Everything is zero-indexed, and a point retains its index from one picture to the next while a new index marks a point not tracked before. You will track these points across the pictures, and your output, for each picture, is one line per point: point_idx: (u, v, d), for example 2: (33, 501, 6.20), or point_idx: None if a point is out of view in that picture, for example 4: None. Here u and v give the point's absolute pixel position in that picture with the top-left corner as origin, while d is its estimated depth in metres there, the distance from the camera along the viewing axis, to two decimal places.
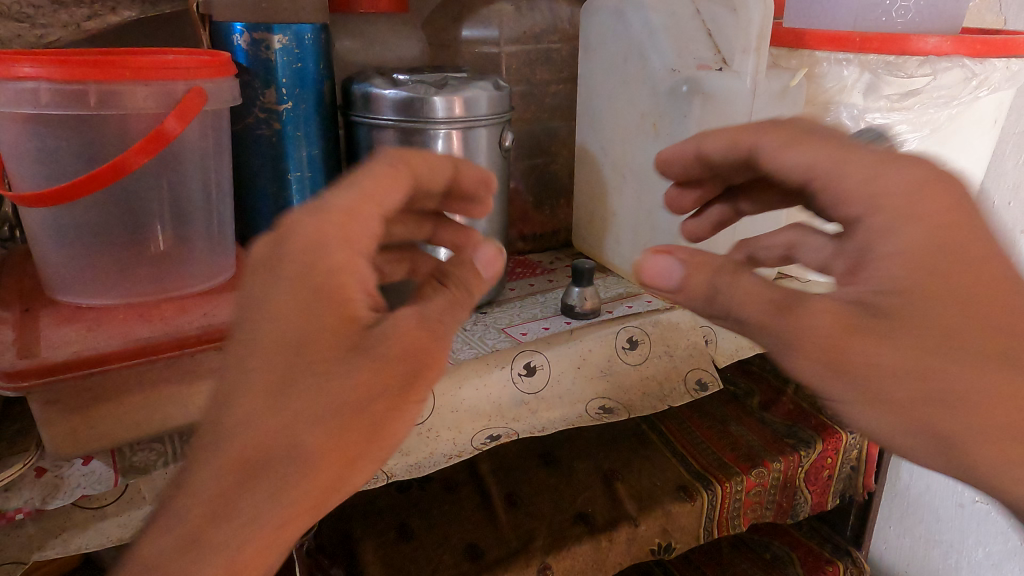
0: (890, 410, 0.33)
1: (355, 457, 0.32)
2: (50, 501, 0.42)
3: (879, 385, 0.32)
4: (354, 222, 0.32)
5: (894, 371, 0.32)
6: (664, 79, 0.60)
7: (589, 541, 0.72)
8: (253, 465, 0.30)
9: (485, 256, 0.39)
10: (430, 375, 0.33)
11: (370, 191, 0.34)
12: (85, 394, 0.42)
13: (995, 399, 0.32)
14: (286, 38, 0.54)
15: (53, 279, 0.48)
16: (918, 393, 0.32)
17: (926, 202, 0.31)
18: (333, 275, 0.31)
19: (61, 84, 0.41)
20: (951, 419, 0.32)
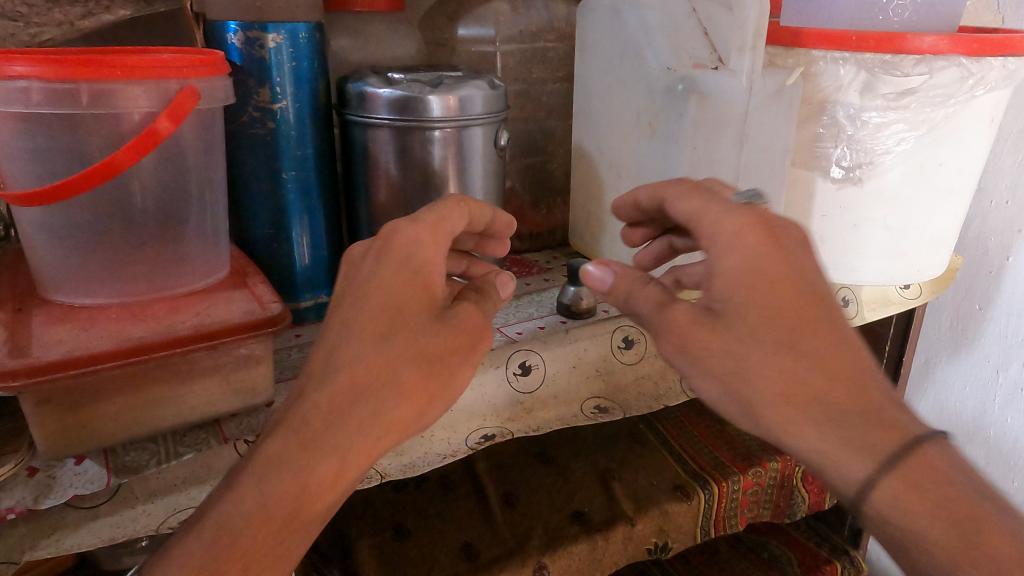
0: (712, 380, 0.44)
1: (431, 399, 0.42)
2: (41, 501, 0.42)
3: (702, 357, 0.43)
4: (434, 236, 0.44)
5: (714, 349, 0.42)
6: (660, 77, 0.60)
7: (586, 541, 0.71)
8: (361, 389, 0.39)
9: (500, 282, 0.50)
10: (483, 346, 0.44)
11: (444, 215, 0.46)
12: (78, 393, 0.42)
13: (791, 381, 0.41)
14: (281, 37, 0.54)
15: (46, 279, 0.48)
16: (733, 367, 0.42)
17: (750, 239, 0.42)
18: (421, 266, 0.43)
19: (54, 83, 0.41)
20: (759, 392, 0.42)
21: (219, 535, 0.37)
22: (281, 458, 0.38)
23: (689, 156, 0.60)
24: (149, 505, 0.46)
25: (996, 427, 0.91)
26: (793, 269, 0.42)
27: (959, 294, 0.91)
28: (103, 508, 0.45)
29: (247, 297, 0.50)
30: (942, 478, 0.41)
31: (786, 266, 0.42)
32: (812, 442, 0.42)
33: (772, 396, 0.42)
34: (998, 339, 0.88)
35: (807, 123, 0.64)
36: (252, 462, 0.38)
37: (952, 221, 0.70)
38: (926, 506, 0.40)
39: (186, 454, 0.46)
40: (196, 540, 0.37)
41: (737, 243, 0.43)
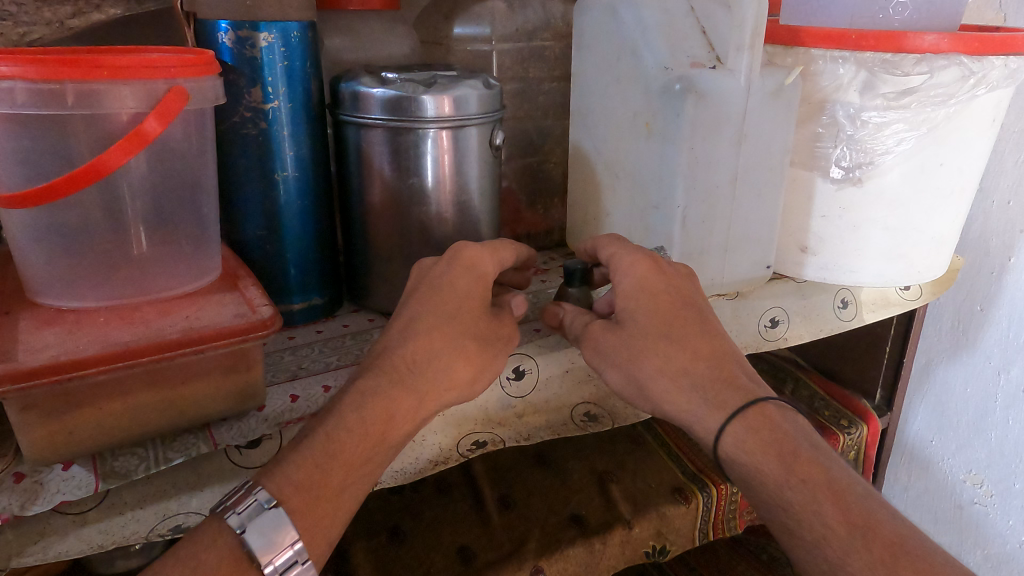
0: (620, 373, 0.51)
1: (481, 370, 0.49)
2: (27, 507, 0.42)
3: (608, 355, 0.51)
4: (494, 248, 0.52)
5: (623, 346, 0.50)
6: (657, 77, 0.59)
7: (582, 545, 0.71)
8: (427, 357, 0.47)
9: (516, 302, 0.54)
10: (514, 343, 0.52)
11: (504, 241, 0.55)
12: (63, 399, 0.41)
13: (677, 368, 0.49)
14: (272, 37, 0.53)
15: (34, 281, 0.47)
16: (634, 359, 0.50)
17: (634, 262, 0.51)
18: (481, 268, 0.50)
19: (39, 83, 0.41)
20: (660, 379, 0.50)
21: (324, 452, 0.44)
22: (373, 391, 0.46)
23: (686, 157, 0.58)
24: (138, 511, 0.46)
25: (998, 429, 0.90)
26: (668, 281, 0.52)
27: (960, 295, 0.90)
28: (91, 514, 0.45)
29: (238, 300, 0.49)
30: (781, 433, 0.49)
31: (671, 281, 0.52)
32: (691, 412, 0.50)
33: (656, 377, 0.49)
34: (999, 340, 0.87)
35: (806, 123, 0.64)
36: (346, 398, 0.46)
37: (953, 221, 0.69)
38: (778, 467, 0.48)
39: (175, 459, 0.46)
40: (304, 453, 0.43)
41: (631, 266, 0.51)
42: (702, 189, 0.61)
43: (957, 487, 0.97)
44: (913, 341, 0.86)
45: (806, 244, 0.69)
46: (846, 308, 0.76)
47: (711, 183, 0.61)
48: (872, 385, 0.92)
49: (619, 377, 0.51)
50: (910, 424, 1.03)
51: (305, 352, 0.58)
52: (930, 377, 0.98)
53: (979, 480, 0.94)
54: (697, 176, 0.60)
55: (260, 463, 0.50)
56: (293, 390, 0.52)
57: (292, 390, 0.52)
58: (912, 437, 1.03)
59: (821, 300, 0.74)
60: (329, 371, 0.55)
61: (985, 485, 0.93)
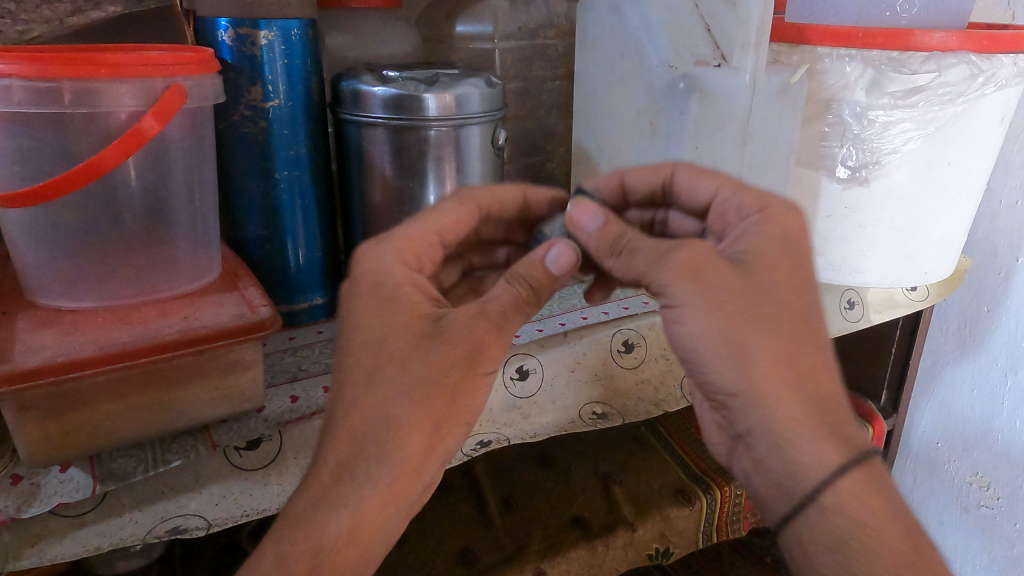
0: (715, 322, 0.39)
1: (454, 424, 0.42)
2: (25, 510, 0.41)
3: (723, 296, 0.38)
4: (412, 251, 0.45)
5: (745, 297, 0.38)
6: (661, 75, 0.60)
7: (585, 547, 0.70)
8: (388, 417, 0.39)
9: (559, 251, 0.43)
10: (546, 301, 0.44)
11: (424, 229, 0.47)
12: (60, 400, 0.41)
13: (795, 339, 0.39)
14: (272, 34, 0.53)
15: (32, 281, 0.47)
16: (750, 315, 0.38)
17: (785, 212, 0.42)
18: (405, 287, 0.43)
19: (35, 82, 0.40)
20: (772, 344, 0.39)
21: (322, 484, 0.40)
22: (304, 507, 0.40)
23: (691, 155, 0.60)
24: (135, 513, 0.45)
25: (1005, 431, 0.89)
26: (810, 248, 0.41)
27: (967, 295, 0.89)
28: (89, 517, 0.44)
29: (237, 300, 0.49)
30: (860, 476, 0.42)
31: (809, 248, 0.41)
32: (774, 391, 0.39)
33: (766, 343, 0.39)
34: (1007, 341, 0.86)
35: (812, 122, 0.62)
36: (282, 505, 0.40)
37: (960, 222, 0.68)
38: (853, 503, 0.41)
39: (173, 460, 0.45)
40: None
41: (781, 215, 0.42)
42: None
43: (963, 490, 0.96)
44: (919, 338, 0.86)
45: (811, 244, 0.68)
46: (853, 309, 0.74)
47: None
48: (878, 385, 0.91)
49: (710, 326, 0.39)
50: (916, 425, 1.02)
51: (306, 353, 0.58)
52: (937, 378, 0.97)
53: (986, 483, 0.93)
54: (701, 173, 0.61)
55: (259, 466, 0.49)
56: (293, 391, 0.52)
57: (292, 391, 0.52)
58: (918, 439, 1.02)
59: (826, 300, 0.73)
60: (329, 373, 0.55)
61: (992, 488, 0.92)
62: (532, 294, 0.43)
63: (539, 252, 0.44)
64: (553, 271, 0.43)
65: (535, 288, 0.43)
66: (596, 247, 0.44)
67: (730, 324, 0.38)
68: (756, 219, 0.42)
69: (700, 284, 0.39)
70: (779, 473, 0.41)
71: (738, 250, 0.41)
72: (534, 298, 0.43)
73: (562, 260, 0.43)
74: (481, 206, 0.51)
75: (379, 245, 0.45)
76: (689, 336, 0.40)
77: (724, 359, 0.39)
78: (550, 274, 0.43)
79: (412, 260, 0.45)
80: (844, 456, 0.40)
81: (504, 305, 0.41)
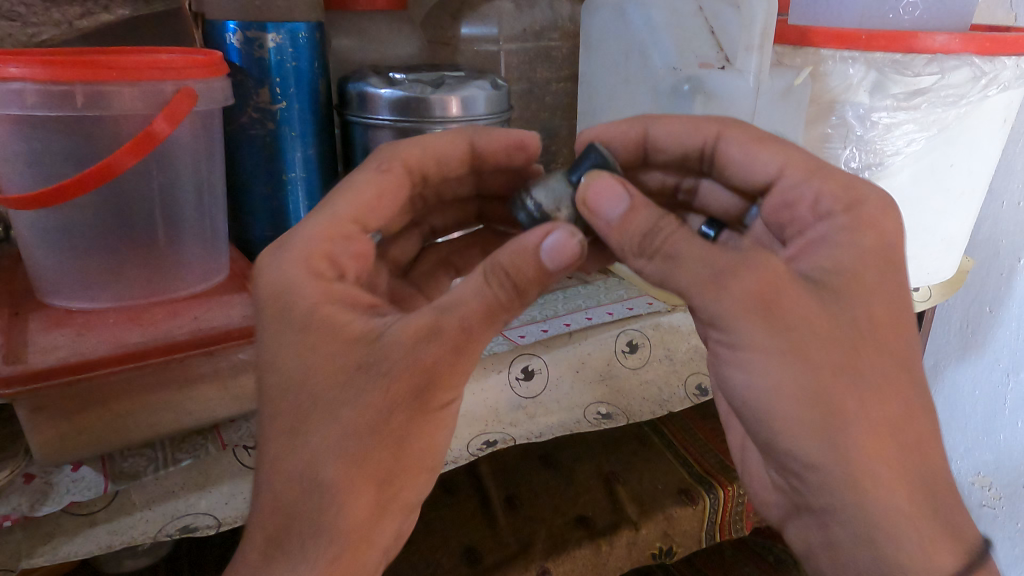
0: (791, 372, 0.35)
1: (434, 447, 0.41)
2: (38, 508, 0.42)
3: (799, 337, 0.35)
4: (323, 255, 0.41)
5: (824, 336, 0.35)
6: (665, 78, 0.60)
7: (590, 545, 0.71)
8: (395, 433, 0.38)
9: (558, 240, 0.37)
10: (534, 297, 0.38)
11: (336, 220, 0.43)
12: (73, 399, 0.41)
13: (882, 387, 0.36)
14: (280, 37, 0.53)
15: (43, 282, 0.47)
16: (831, 363, 0.35)
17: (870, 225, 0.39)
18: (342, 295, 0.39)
19: (48, 85, 0.41)
20: (855, 397, 0.35)
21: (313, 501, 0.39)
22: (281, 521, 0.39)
23: None
24: (147, 512, 0.46)
25: (1007, 432, 0.89)
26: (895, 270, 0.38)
27: (969, 296, 0.89)
28: (101, 515, 0.45)
29: (245, 301, 0.49)
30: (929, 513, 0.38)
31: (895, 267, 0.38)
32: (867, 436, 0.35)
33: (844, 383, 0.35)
34: (1008, 342, 0.86)
35: (815, 124, 0.63)
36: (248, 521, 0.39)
37: (963, 223, 0.68)
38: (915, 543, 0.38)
39: (185, 459, 0.46)
40: None
41: (872, 220, 0.39)
42: None
43: (965, 490, 0.96)
44: None
45: None
46: None
47: None
48: None
49: (783, 376, 0.36)
50: None
51: None
52: (939, 378, 0.97)
53: (988, 483, 0.93)
54: None
55: None
56: None
57: None
58: None
59: None
60: None
61: (994, 488, 0.92)
62: (513, 294, 0.37)
63: (535, 236, 0.37)
64: (549, 265, 0.37)
65: (522, 289, 0.37)
66: (618, 241, 0.40)
67: (805, 378, 0.35)
68: (842, 222, 0.39)
69: (775, 322, 0.35)
70: (854, 518, 0.37)
71: (814, 268, 0.38)
72: (517, 298, 0.37)
73: (563, 253, 0.37)
74: (410, 166, 0.48)
75: (279, 254, 0.41)
76: (758, 386, 0.37)
77: (809, 416, 0.36)
78: (545, 269, 0.37)
79: (324, 265, 0.41)
80: (913, 481, 0.37)
81: (472, 317, 0.36)
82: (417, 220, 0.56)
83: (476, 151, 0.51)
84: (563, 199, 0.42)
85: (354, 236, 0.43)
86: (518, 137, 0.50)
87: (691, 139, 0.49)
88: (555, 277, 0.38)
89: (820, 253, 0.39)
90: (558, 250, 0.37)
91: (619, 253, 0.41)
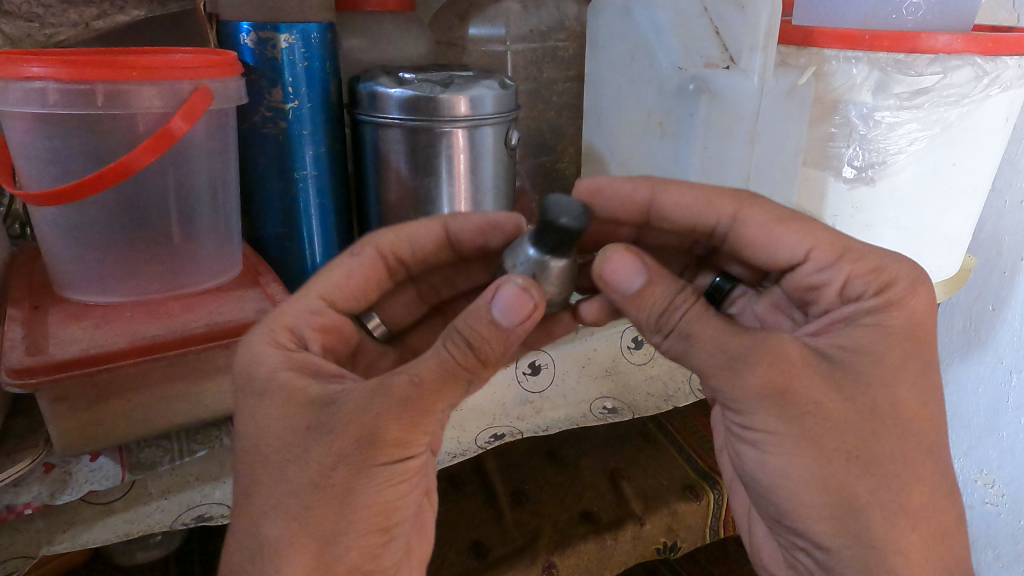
0: (806, 454, 0.37)
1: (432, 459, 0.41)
2: (57, 497, 0.43)
3: (815, 426, 0.37)
4: (286, 328, 0.43)
5: (840, 425, 0.37)
6: (671, 77, 0.62)
7: (594, 540, 0.72)
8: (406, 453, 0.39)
9: (507, 295, 0.37)
10: (498, 356, 0.38)
11: (305, 299, 0.45)
12: (91, 390, 0.42)
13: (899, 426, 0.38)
14: (292, 37, 0.54)
15: (63, 277, 0.49)
16: (847, 444, 0.37)
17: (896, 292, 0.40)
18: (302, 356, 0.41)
19: (70, 84, 0.42)
20: (870, 472, 0.37)
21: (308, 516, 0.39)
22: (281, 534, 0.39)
23: (699, 155, 0.61)
24: (163, 502, 0.47)
25: (1010, 430, 0.90)
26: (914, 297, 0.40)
27: (973, 294, 0.90)
28: (117, 504, 0.46)
29: (259, 296, 0.50)
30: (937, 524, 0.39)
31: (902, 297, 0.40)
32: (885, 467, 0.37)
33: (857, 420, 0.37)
34: (1012, 340, 0.87)
35: (819, 123, 0.64)
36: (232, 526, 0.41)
37: (965, 222, 0.69)
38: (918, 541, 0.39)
39: (199, 451, 0.47)
40: None
41: (904, 300, 0.40)
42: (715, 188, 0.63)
43: (968, 487, 0.97)
44: None
45: None
46: None
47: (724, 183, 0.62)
48: None
49: (800, 456, 0.38)
50: None
51: None
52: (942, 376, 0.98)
53: (991, 480, 0.94)
54: (709, 173, 0.62)
55: None
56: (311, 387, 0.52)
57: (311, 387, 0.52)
58: None
59: None
60: None
61: (997, 485, 0.93)
62: (468, 356, 0.37)
63: (490, 294, 0.38)
64: (504, 319, 0.37)
65: (478, 349, 0.37)
66: (636, 310, 0.42)
67: (819, 460, 0.37)
68: (870, 306, 0.41)
69: (792, 410, 0.37)
70: (871, 539, 0.38)
71: (835, 346, 0.40)
72: (476, 361, 0.37)
73: (515, 308, 0.37)
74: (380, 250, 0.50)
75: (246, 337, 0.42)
76: (773, 463, 0.39)
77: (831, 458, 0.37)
78: (501, 324, 0.37)
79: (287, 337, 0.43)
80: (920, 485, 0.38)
81: (426, 373, 0.37)
82: (439, 306, 0.57)
83: (453, 236, 0.51)
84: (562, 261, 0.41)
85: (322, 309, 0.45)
86: (492, 219, 0.50)
87: (701, 216, 0.47)
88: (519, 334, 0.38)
89: (843, 332, 0.40)
90: (513, 303, 0.37)
91: (635, 321, 0.43)
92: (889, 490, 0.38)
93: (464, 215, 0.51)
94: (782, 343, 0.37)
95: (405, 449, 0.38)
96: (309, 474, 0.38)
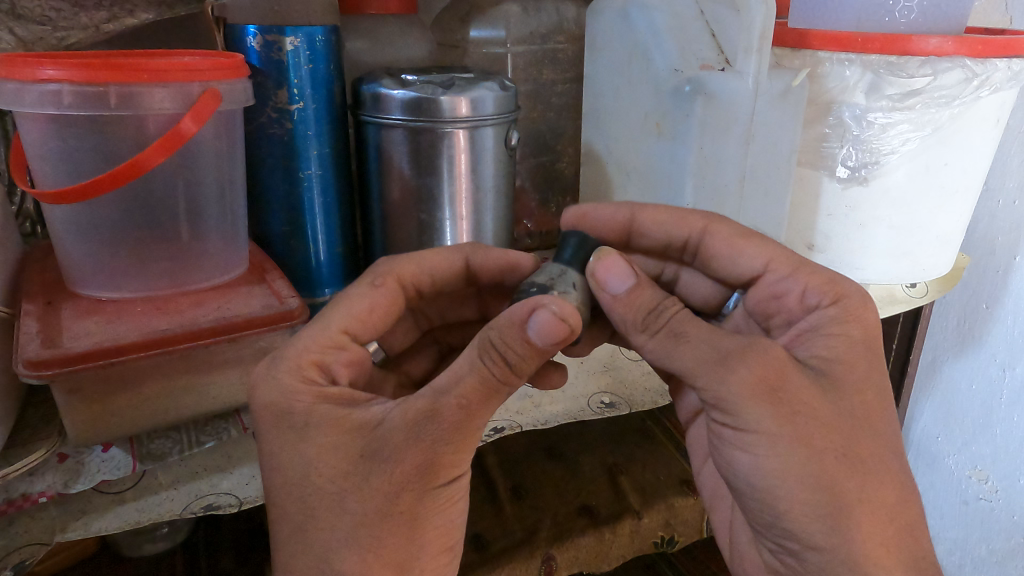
0: (796, 463, 0.38)
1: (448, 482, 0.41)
2: (70, 485, 0.44)
3: (806, 425, 0.38)
4: (314, 363, 0.44)
5: (826, 425, 0.38)
6: (668, 79, 0.62)
7: (593, 533, 0.74)
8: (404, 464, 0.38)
9: (540, 318, 0.38)
10: (531, 367, 0.39)
11: (326, 333, 0.45)
12: (104, 382, 0.44)
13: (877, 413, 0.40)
14: (298, 40, 0.55)
15: (76, 273, 0.50)
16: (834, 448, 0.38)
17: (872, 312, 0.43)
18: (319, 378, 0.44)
19: (83, 86, 0.43)
20: (857, 463, 0.39)
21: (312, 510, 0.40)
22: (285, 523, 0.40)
23: (697, 155, 0.62)
24: (173, 491, 0.47)
25: (1003, 426, 0.91)
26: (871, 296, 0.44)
27: (967, 293, 0.91)
28: (129, 494, 0.47)
29: (266, 292, 0.52)
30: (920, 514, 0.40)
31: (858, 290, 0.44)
32: (869, 457, 0.39)
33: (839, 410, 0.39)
34: (1005, 338, 0.88)
35: (813, 124, 0.65)
36: None
37: (958, 220, 0.70)
38: (904, 527, 0.40)
39: (208, 442, 0.48)
40: None
41: (856, 312, 0.42)
42: (711, 187, 0.64)
43: (962, 483, 0.99)
44: (924, 323, 0.89)
45: (813, 242, 0.70)
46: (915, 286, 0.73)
47: (722, 181, 0.64)
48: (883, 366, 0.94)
49: (786, 463, 0.38)
50: (916, 421, 1.04)
51: None
52: (937, 373, 0.99)
53: (985, 476, 0.95)
54: (706, 173, 0.63)
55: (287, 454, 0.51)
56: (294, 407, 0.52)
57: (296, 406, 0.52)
58: (918, 434, 1.04)
59: None
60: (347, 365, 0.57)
61: (990, 481, 0.94)
62: (506, 369, 0.39)
63: (521, 313, 0.38)
64: (540, 339, 0.38)
65: (515, 364, 0.38)
66: (622, 312, 0.43)
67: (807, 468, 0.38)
68: (830, 313, 0.43)
69: (781, 411, 0.38)
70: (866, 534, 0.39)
71: (812, 356, 0.41)
72: (513, 374, 0.39)
73: (550, 329, 0.38)
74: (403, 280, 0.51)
75: (274, 365, 0.43)
76: (764, 468, 0.39)
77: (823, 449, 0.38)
78: (534, 342, 0.38)
79: (315, 373, 0.43)
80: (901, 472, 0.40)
81: (469, 394, 0.38)
82: (429, 333, 0.59)
83: (473, 268, 0.53)
84: (568, 278, 0.44)
85: (347, 344, 0.46)
86: (514, 257, 0.53)
87: (675, 231, 0.51)
88: (549, 352, 0.40)
89: (815, 342, 0.42)
90: (551, 323, 0.38)
91: (619, 323, 0.44)
92: (873, 477, 0.39)
93: (485, 249, 0.53)
94: (767, 351, 0.39)
95: (457, 468, 0.40)
96: (312, 464, 0.39)
